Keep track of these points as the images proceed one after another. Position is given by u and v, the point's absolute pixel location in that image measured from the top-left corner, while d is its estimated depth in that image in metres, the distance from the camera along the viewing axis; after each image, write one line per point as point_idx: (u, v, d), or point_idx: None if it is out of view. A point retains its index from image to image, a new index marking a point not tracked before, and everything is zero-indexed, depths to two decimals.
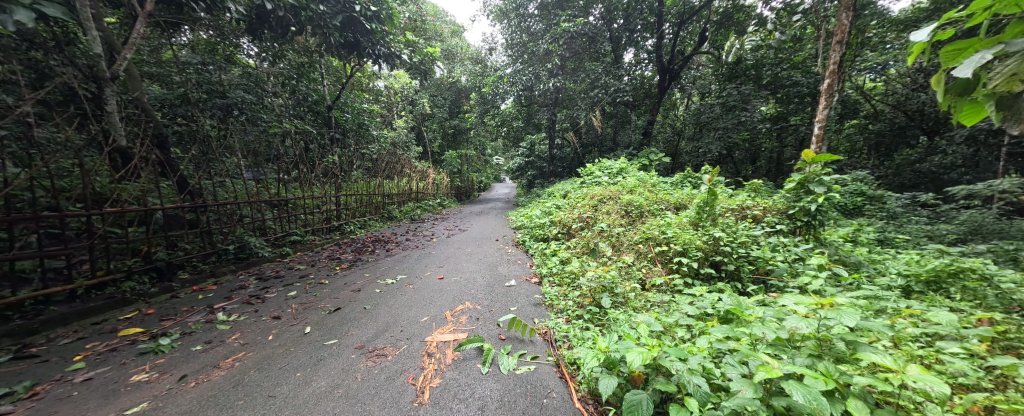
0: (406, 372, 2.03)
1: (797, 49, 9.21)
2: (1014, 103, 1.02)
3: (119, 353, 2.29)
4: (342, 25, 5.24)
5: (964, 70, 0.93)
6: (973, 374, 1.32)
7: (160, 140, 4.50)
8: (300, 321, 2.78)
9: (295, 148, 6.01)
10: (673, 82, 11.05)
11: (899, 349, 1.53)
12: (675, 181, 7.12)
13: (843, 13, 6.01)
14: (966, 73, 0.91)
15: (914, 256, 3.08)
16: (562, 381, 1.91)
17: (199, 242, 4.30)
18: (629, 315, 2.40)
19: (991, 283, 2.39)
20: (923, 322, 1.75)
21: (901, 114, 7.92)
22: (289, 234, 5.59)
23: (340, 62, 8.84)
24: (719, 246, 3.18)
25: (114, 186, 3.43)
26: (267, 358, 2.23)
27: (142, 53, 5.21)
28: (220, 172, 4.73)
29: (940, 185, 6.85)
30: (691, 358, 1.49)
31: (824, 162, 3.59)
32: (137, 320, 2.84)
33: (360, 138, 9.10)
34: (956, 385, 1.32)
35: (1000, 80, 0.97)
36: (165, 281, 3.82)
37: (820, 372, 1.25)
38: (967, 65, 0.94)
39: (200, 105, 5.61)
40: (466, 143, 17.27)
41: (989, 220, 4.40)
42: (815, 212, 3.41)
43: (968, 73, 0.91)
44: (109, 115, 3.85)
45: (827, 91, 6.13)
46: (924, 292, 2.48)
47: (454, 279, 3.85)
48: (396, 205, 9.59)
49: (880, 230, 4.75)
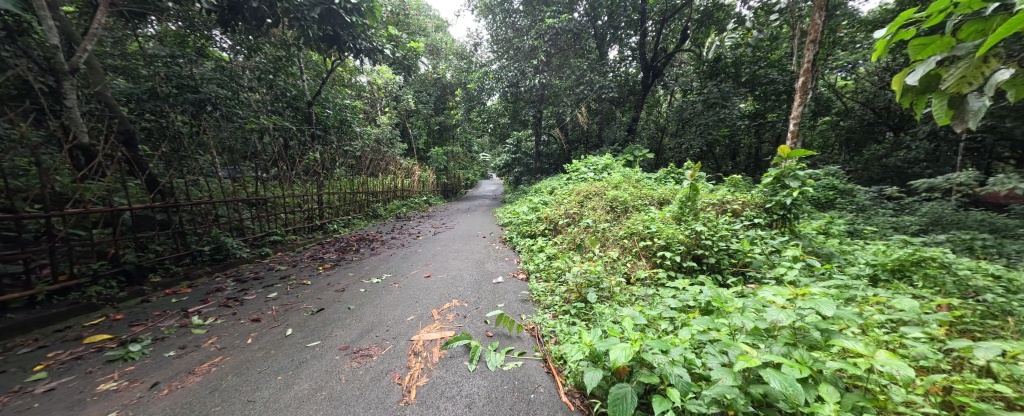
0: (392, 372, 2.00)
1: (773, 48, 9.51)
2: (960, 105, 1.08)
3: (85, 361, 2.17)
4: (321, 18, 5.07)
5: (916, 71, 0.98)
6: (933, 357, 1.40)
7: (127, 137, 4.27)
8: (281, 323, 2.70)
9: (273, 144, 5.82)
10: (656, 79, 11.22)
11: (867, 335, 1.61)
12: (659, 176, 7.26)
13: (816, 13, 6.22)
14: (917, 75, 0.96)
15: (880, 247, 3.25)
16: (549, 376, 1.92)
17: (172, 244, 4.12)
18: (614, 309, 2.44)
19: (950, 271, 2.54)
20: (888, 309, 1.84)
21: (871, 111, 8.37)
22: (269, 234, 5.43)
23: (320, 57, 8.59)
24: (701, 240, 3.26)
25: (77, 185, 3.25)
26: (246, 362, 2.15)
27: (105, 45, 4.93)
28: (193, 170, 4.53)
29: (905, 179, 7.22)
30: (673, 349, 1.52)
31: (799, 157, 3.72)
32: (105, 326, 2.70)
33: (343, 134, 8.90)
34: (918, 368, 1.40)
35: (952, 81, 1.01)
36: (136, 285, 3.64)
37: (795, 359, 1.29)
38: (920, 67, 0.99)
39: (171, 100, 5.32)
40: (452, 139, 16.82)
41: (948, 211, 4.68)
42: (791, 206, 3.53)
43: (919, 76, 0.96)
44: (68, 110, 3.63)
45: (801, 88, 6.36)
46: (890, 281, 2.61)
47: (441, 277, 3.82)
48: (381, 203, 9.45)
49: (850, 222, 4.97)
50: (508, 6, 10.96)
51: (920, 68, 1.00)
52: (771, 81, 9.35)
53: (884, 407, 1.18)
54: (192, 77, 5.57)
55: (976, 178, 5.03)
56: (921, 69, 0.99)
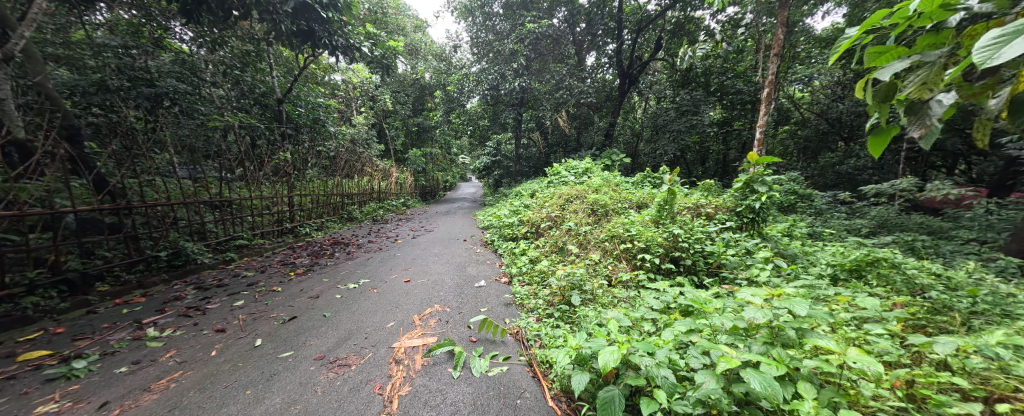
0: (372, 381, 1.92)
1: (739, 60, 10.05)
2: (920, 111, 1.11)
3: (19, 381, 1.93)
4: (294, 12, 4.82)
5: (881, 72, 1.00)
6: (895, 352, 1.50)
7: (72, 131, 3.92)
8: (249, 333, 2.53)
9: (239, 144, 5.51)
10: (632, 85, 11.53)
11: (836, 332, 1.70)
12: (636, 180, 7.44)
13: (778, 28, 6.61)
14: (883, 76, 0.98)
15: (838, 248, 3.49)
16: (535, 381, 1.91)
17: (123, 249, 3.84)
18: (598, 311, 2.46)
19: (900, 270, 2.77)
20: (852, 307, 1.97)
21: (824, 121, 9.03)
22: (233, 238, 5.13)
23: (292, 53, 8.26)
24: (678, 242, 3.36)
25: (9, 186, 2.94)
26: (210, 376, 2.00)
27: (44, 31, 4.50)
28: (148, 170, 4.20)
29: (855, 185, 7.82)
30: (658, 351, 1.54)
31: (766, 163, 3.95)
32: (42, 341, 2.42)
33: (316, 135, 8.56)
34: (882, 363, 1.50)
35: (914, 88, 1.04)
36: (80, 294, 3.34)
37: (774, 358, 1.33)
38: (884, 70, 1.01)
39: (123, 94, 4.92)
40: (430, 141, 16.60)
41: (893, 215, 5.10)
42: (759, 210, 3.74)
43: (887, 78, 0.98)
44: (2, 102, 3.42)
45: (767, 99, 6.76)
46: (848, 280, 2.81)
47: (421, 281, 3.72)
48: (356, 205, 9.16)
49: (810, 225, 5.31)
50: (488, 9, 11.00)
51: (885, 71, 1.02)
52: (737, 91, 9.86)
53: (855, 401, 1.25)
54: (148, 70, 5.20)
55: (915, 185, 5.50)
56: (886, 71, 1.00)
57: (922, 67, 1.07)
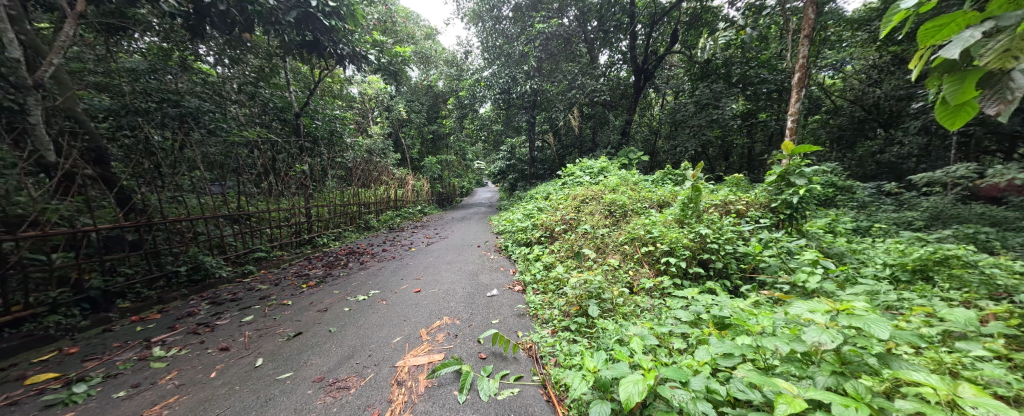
0: (371, 408, 1.76)
1: (764, 48, 9.41)
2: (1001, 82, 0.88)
3: (19, 407, 1.88)
4: (298, 22, 4.77)
5: (948, 50, 0.77)
6: (1014, 383, 1.19)
7: (98, 153, 4.09)
8: (252, 351, 2.44)
9: (257, 158, 5.62)
10: (649, 81, 11.00)
11: (923, 356, 1.41)
12: (657, 178, 7.09)
13: (808, 8, 6.13)
14: (950, 55, 0.75)
15: (894, 245, 3.08)
16: (549, 406, 1.70)
17: (145, 265, 3.92)
18: (620, 325, 2.21)
19: (977, 270, 2.38)
20: (936, 321, 1.64)
21: (860, 108, 8.35)
22: (253, 251, 5.20)
23: (307, 67, 8.45)
24: (706, 244, 3.08)
25: (35, 205, 3.07)
26: (204, 402, 1.90)
27: (87, 61, 4.79)
28: (171, 187, 4.31)
29: (899, 174, 7.17)
30: (693, 379, 1.31)
31: (803, 153, 3.57)
32: (54, 361, 2.41)
33: (333, 146, 8.67)
34: (996, 397, 1.19)
35: (992, 57, 0.80)
36: (101, 312, 3.41)
37: (849, 395, 1.06)
38: (949, 47, 0.78)
39: (150, 115, 5.04)
40: (445, 148, 16.67)
41: (948, 205, 4.57)
42: (798, 205, 3.37)
43: (957, 53, 0.76)
44: (32, 127, 3.48)
45: (799, 84, 6.24)
46: (912, 282, 2.46)
47: (432, 291, 3.58)
48: (374, 214, 9.22)
49: (854, 219, 4.83)
50: (497, 13, 10.92)
51: (952, 45, 0.78)
52: (762, 80, 9.25)
53: None
54: (173, 91, 5.37)
55: (975, 171, 4.88)
56: (953, 48, 0.77)
57: (1002, 32, 0.83)
